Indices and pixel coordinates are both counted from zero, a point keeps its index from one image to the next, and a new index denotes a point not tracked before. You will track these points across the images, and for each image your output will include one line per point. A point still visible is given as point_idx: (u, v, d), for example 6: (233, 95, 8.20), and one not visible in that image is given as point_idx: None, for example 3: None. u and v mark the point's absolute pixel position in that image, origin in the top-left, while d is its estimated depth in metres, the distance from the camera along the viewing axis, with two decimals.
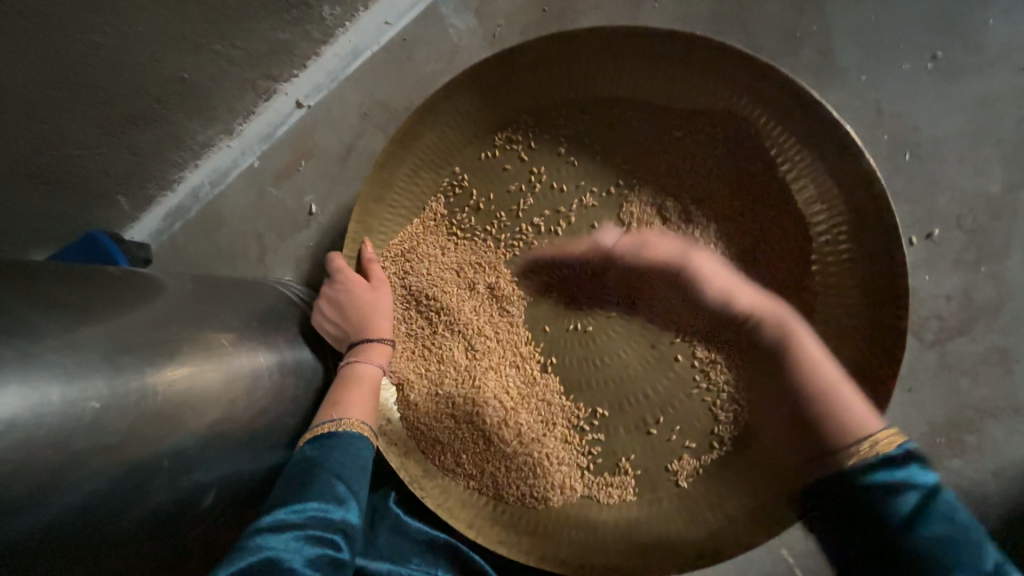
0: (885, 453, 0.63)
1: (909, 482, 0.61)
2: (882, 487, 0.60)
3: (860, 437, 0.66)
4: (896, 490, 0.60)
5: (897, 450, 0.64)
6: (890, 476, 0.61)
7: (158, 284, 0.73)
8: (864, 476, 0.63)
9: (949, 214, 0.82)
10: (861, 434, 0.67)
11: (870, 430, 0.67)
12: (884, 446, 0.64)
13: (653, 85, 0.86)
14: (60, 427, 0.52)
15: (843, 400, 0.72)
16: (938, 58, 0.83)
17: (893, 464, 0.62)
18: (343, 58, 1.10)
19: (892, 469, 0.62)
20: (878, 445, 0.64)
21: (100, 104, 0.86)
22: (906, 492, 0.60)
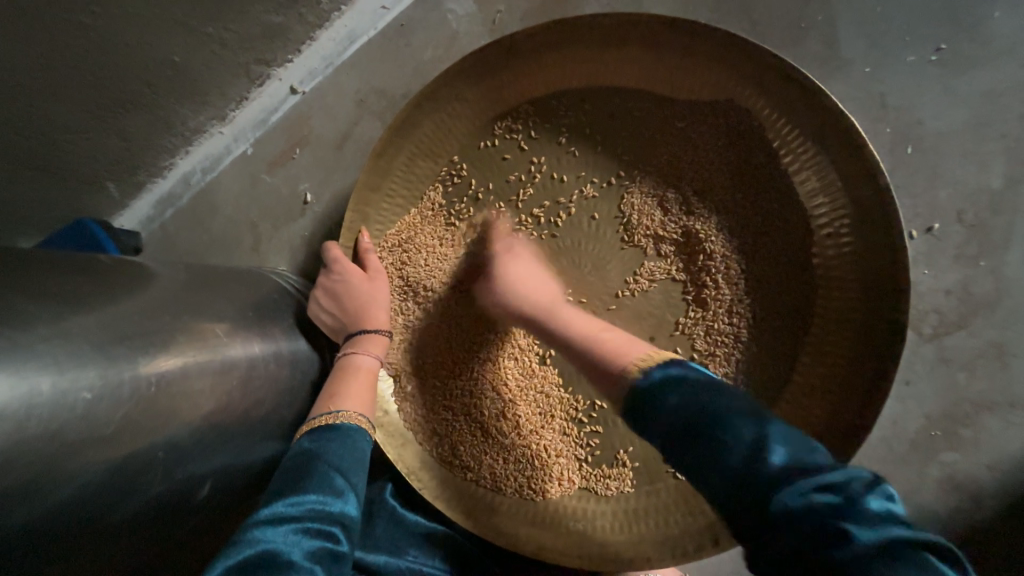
0: (663, 366, 0.59)
1: (687, 397, 0.54)
2: (696, 401, 0.53)
3: (627, 364, 0.62)
4: (703, 402, 0.53)
5: (658, 369, 0.59)
6: (694, 385, 0.55)
7: (150, 273, 0.71)
8: (665, 400, 0.55)
9: (951, 209, 0.82)
10: (622, 363, 0.63)
11: (632, 358, 0.63)
12: (641, 367, 0.60)
13: (656, 74, 0.85)
14: (51, 418, 0.50)
15: (612, 346, 0.68)
16: (943, 50, 0.82)
17: (679, 372, 0.58)
18: (339, 44, 1.07)
19: (675, 383, 0.56)
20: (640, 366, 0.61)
21: (88, 87, 0.84)
22: (724, 409, 0.52)
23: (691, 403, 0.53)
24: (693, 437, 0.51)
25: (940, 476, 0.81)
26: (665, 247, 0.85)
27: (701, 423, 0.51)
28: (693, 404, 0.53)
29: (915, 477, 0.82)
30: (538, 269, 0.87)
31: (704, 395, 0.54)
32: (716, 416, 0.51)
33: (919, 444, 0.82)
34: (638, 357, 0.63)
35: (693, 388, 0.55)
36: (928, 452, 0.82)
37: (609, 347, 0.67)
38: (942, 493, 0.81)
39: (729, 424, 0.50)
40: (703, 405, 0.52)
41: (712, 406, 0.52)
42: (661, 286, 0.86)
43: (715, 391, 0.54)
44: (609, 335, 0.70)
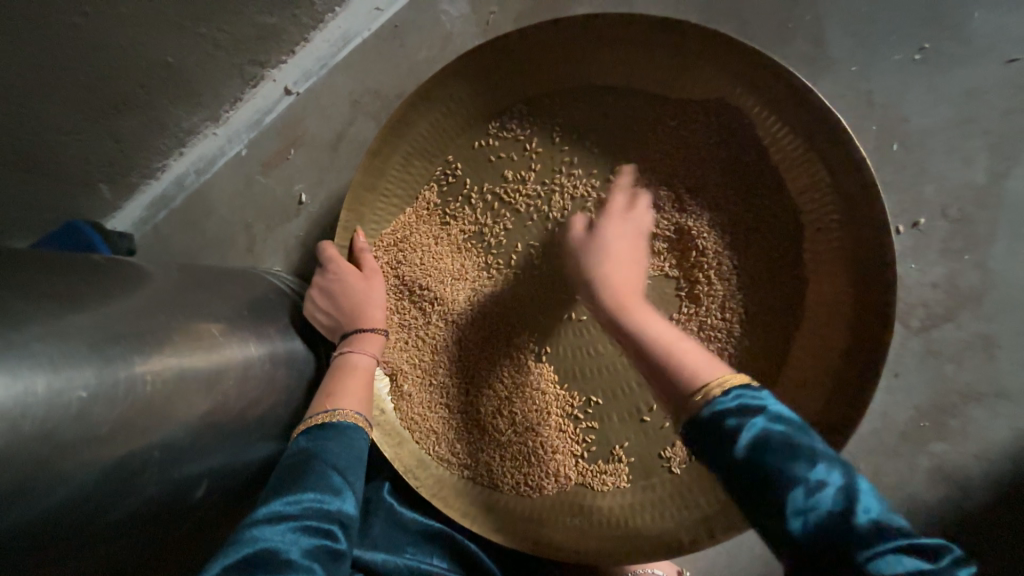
0: (738, 396, 0.55)
1: (757, 431, 0.52)
2: (761, 433, 0.52)
3: (700, 387, 0.58)
4: (768, 436, 0.52)
5: (730, 398, 0.55)
6: (758, 411, 0.54)
7: (145, 274, 0.71)
8: (730, 430, 0.53)
9: (937, 204, 0.83)
10: (699, 382, 0.59)
11: (709, 378, 0.58)
12: (717, 393, 0.56)
13: (648, 73, 0.86)
14: (46, 418, 0.50)
15: (689, 360, 0.62)
16: (927, 49, 0.84)
17: (756, 404, 0.54)
18: (333, 45, 1.08)
19: (743, 412, 0.54)
20: (710, 394, 0.57)
21: (80, 88, 0.83)
22: (786, 443, 0.51)
23: (755, 435, 0.52)
24: (752, 472, 0.51)
25: (929, 466, 0.83)
26: (658, 244, 0.86)
27: (762, 455, 0.51)
28: (760, 438, 0.51)
29: (905, 468, 0.83)
30: (618, 253, 0.79)
31: (771, 431, 0.52)
32: (777, 448, 0.51)
33: (908, 436, 0.83)
34: (716, 378, 0.58)
35: (766, 428, 0.52)
36: (917, 444, 0.83)
37: (686, 362, 0.61)
38: (932, 483, 0.83)
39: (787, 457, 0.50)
40: (767, 437, 0.52)
41: (779, 445, 0.51)
42: (655, 282, 0.87)
43: (780, 421, 0.53)
44: (683, 346, 0.64)
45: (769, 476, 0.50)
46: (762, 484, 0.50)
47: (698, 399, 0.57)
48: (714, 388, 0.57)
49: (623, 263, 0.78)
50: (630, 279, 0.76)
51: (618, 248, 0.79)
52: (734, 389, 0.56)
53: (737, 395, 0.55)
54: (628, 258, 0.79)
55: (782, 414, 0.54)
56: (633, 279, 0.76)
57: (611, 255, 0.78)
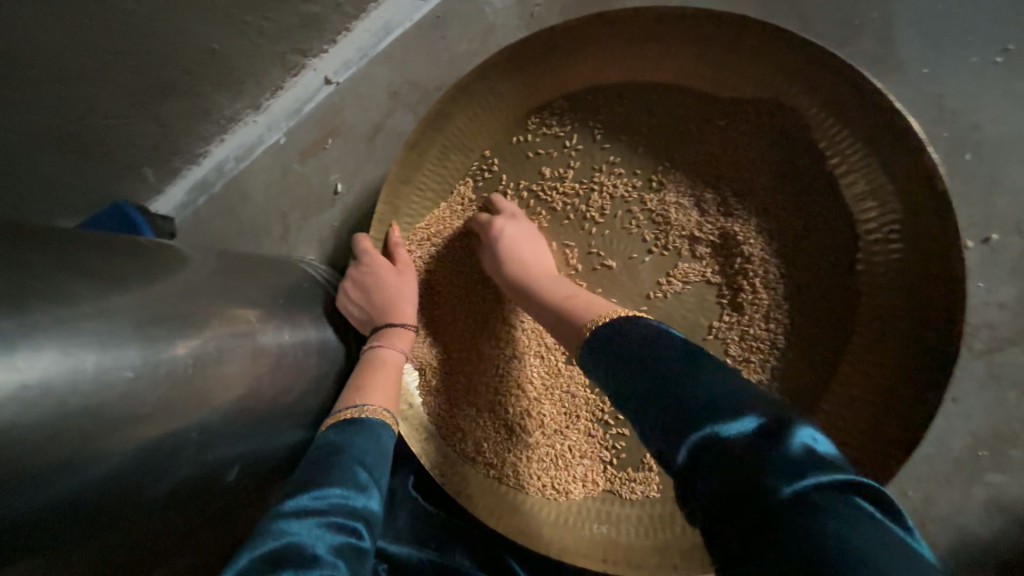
0: (622, 320, 0.61)
1: (677, 368, 0.51)
2: (724, 424, 0.46)
3: (590, 319, 0.64)
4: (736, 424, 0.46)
5: (624, 320, 0.61)
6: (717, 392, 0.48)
7: (185, 258, 0.72)
8: (692, 429, 0.47)
9: (1009, 219, 0.78)
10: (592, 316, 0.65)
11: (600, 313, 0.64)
12: (597, 325, 0.62)
13: (699, 70, 0.83)
14: (95, 394, 0.51)
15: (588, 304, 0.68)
16: (1008, 52, 0.79)
17: (655, 326, 0.58)
18: (374, 35, 1.07)
19: (694, 385, 0.49)
20: (598, 322, 0.63)
21: (130, 72, 0.85)
22: (747, 425, 0.45)
23: (721, 426, 0.46)
24: (661, 400, 0.50)
25: (984, 497, 0.78)
26: (700, 249, 0.83)
27: (730, 451, 0.44)
28: (724, 429, 0.46)
29: (958, 498, 0.79)
30: (523, 235, 0.84)
31: (684, 360, 0.52)
32: (745, 440, 0.45)
33: (964, 464, 0.79)
34: (599, 315, 0.64)
35: (675, 352, 0.53)
36: (973, 473, 0.79)
37: (580, 305, 0.68)
38: (987, 516, 0.78)
39: (750, 442, 0.44)
40: (730, 427, 0.46)
41: (677, 361, 0.52)
42: (694, 288, 0.84)
43: (736, 399, 0.48)
44: (581, 295, 0.71)
45: (743, 473, 0.43)
46: (739, 484, 0.43)
47: (584, 329, 0.64)
48: (597, 320, 0.63)
49: (529, 245, 0.84)
50: (533, 257, 0.82)
51: (522, 231, 0.85)
52: (636, 317, 0.60)
53: (631, 319, 0.60)
54: (532, 242, 0.85)
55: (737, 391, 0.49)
56: (539, 258, 0.83)
57: (515, 237, 0.84)
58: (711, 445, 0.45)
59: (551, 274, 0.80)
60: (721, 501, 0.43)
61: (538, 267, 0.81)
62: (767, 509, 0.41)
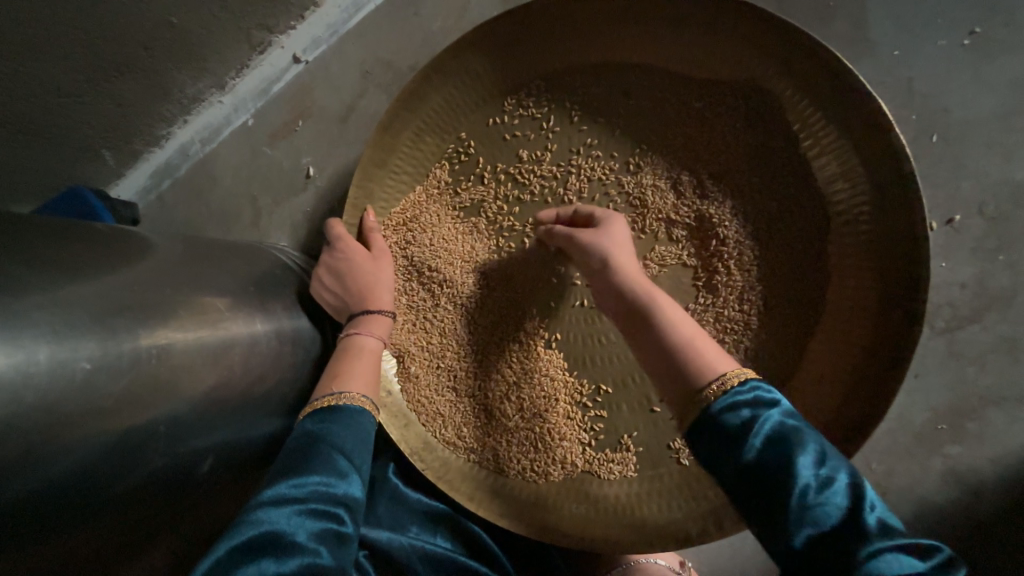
0: (745, 391, 0.54)
1: (794, 457, 0.48)
2: (880, 534, 0.45)
3: (711, 379, 0.56)
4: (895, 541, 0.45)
5: (747, 389, 0.54)
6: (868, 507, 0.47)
7: (148, 245, 0.69)
8: (856, 537, 0.45)
9: (972, 201, 0.81)
10: (714, 374, 0.57)
11: (720, 372, 0.57)
12: (731, 384, 0.54)
13: (676, 51, 0.82)
14: (50, 387, 0.49)
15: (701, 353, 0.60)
16: (975, 34, 0.81)
17: (767, 405, 0.53)
18: (344, 11, 1.04)
19: (821, 478, 0.48)
20: (724, 386, 0.55)
21: (81, 48, 0.80)
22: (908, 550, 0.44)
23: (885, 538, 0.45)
24: (777, 488, 0.48)
25: (942, 468, 0.83)
26: (676, 232, 0.84)
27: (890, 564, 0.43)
28: (883, 540, 0.44)
29: (918, 470, 0.84)
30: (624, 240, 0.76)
31: (805, 449, 0.49)
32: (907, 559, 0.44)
33: (923, 437, 0.83)
34: (718, 375, 0.56)
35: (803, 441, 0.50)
36: (932, 445, 0.83)
37: (694, 353, 0.59)
38: (943, 485, 0.83)
39: (909, 565, 0.44)
40: (889, 540, 0.45)
41: (793, 448, 0.49)
42: (671, 271, 0.84)
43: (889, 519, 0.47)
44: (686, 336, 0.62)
45: None
46: None
47: (704, 392, 0.55)
48: (718, 386, 0.55)
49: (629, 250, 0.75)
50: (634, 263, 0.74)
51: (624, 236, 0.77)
52: (751, 385, 0.54)
53: (754, 388, 0.54)
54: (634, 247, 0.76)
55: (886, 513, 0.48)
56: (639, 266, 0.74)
57: (617, 240, 0.75)
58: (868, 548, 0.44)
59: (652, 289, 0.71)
60: None
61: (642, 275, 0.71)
62: None
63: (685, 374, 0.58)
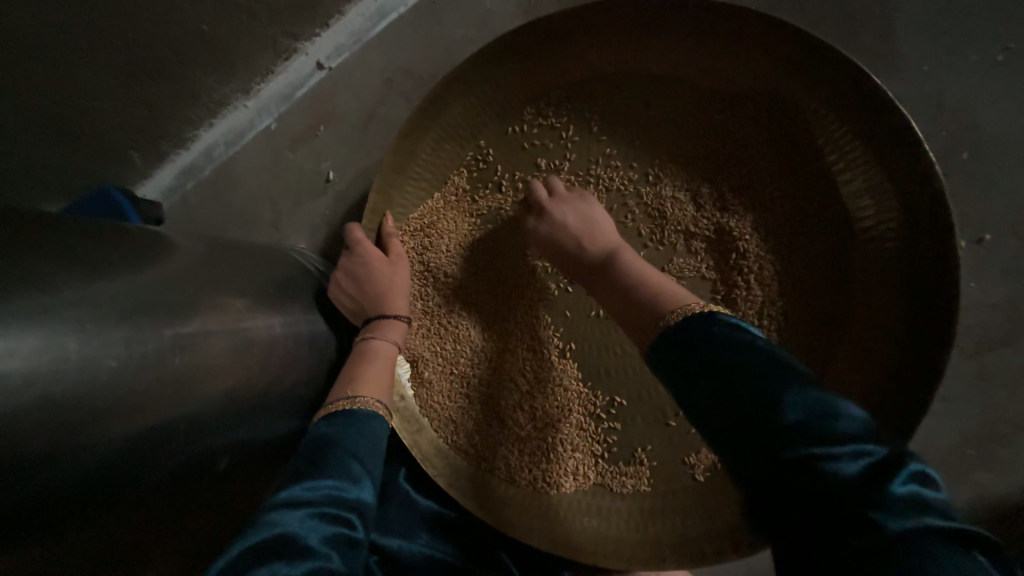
0: (702, 314, 0.56)
1: (773, 398, 0.46)
2: (821, 446, 0.43)
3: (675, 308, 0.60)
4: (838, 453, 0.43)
5: (715, 317, 0.56)
6: (811, 412, 0.45)
7: (172, 246, 0.70)
8: (785, 444, 0.44)
9: (1004, 220, 0.80)
10: (676, 306, 0.60)
11: (683, 304, 0.60)
12: (693, 312, 0.57)
13: (699, 62, 0.82)
14: (80, 384, 0.50)
15: (666, 293, 0.64)
16: (1009, 51, 0.79)
17: (743, 332, 0.53)
18: (368, 19, 1.05)
19: (781, 404, 0.46)
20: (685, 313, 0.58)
21: (115, 52, 0.82)
22: (853, 455, 0.43)
23: (823, 448, 0.43)
24: (751, 426, 0.47)
25: (970, 494, 0.81)
26: (695, 244, 0.83)
27: (827, 477, 0.42)
28: (840, 452, 0.43)
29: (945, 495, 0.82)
30: (570, 221, 0.81)
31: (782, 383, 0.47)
32: (847, 465, 0.42)
33: (951, 462, 0.81)
34: (681, 306, 0.60)
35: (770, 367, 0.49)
36: (960, 470, 0.81)
37: (661, 293, 0.64)
38: (970, 511, 0.81)
39: (852, 473, 0.42)
40: (830, 451, 0.43)
41: (773, 388, 0.47)
42: (689, 283, 0.83)
43: (843, 427, 0.44)
44: (656, 282, 0.67)
45: (836, 497, 0.42)
46: (824, 504, 0.42)
47: (666, 319, 0.59)
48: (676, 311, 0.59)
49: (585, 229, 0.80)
50: (582, 247, 0.78)
51: (566, 219, 0.81)
52: (715, 313, 0.56)
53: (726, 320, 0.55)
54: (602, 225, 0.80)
55: (834, 412, 0.45)
56: (597, 241, 0.78)
57: (576, 213, 0.81)
58: (809, 466, 0.43)
59: (611, 245, 0.77)
60: (796, 512, 0.43)
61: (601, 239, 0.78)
62: (841, 531, 0.41)
63: (653, 309, 0.62)
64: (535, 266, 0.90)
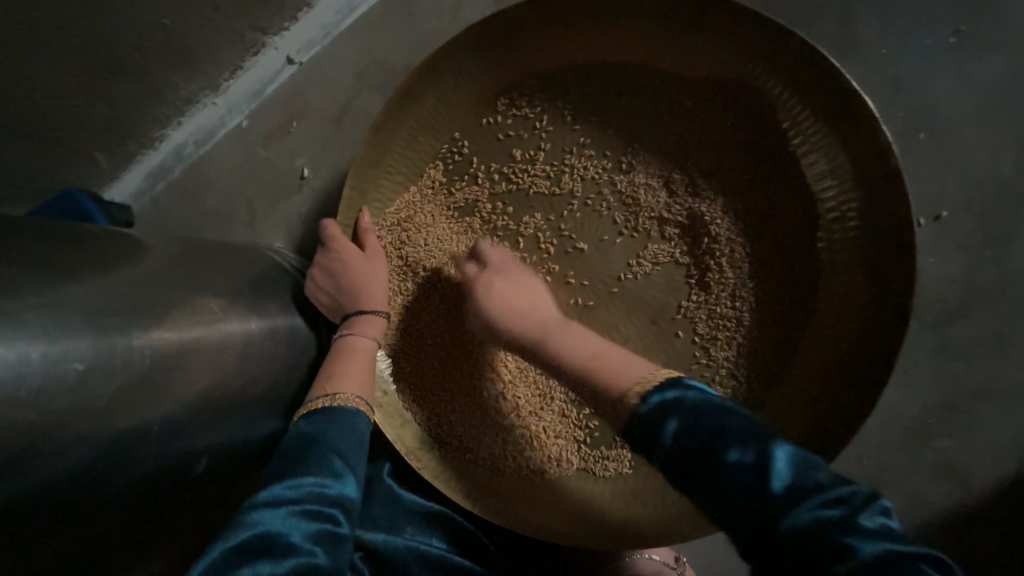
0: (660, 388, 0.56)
1: (669, 423, 0.53)
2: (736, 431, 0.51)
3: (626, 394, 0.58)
4: (727, 459, 0.49)
5: (665, 391, 0.56)
6: (682, 416, 0.53)
7: (141, 247, 0.69)
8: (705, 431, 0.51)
9: (959, 197, 0.83)
10: (622, 390, 0.59)
11: (627, 383, 0.59)
12: (638, 396, 0.57)
13: (666, 50, 0.83)
14: (44, 389, 0.49)
15: (622, 369, 0.62)
16: (961, 33, 0.82)
17: (674, 400, 0.55)
18: (338, 12, 1.04)
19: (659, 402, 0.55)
20: (644, 387, 0.58)
21: (72, 49, 0.80)
22: (739, 466, 0.49)
23: (690, 418, 0.53)
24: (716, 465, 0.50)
25: (933, 462, 0.85)
26: (668, 230, 0.85)
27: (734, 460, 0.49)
28: (677, 410, 0.54)
29: (911, 463, 0.86)
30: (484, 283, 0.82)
31: (671, 418, 0.53)
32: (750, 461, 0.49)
33: (914, 431, 0.85)
34: (638, 381, 0.59)
35: (644, 398, 0.56)
36: (923, 439, 0.85)
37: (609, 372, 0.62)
38: (934, 479, 0.85)
39: (732, 451, 0.50)
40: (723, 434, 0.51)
41: (690, 438, 0.52)
42: (663, 269, 0.85)
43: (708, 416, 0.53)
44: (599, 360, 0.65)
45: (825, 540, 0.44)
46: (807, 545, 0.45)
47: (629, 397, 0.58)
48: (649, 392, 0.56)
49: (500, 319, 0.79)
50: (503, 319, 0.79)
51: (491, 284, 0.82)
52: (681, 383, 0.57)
53: (659, 396, 0.56)
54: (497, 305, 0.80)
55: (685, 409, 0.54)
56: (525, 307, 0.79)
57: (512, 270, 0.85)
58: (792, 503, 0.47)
59: (559, 321, 0.76)
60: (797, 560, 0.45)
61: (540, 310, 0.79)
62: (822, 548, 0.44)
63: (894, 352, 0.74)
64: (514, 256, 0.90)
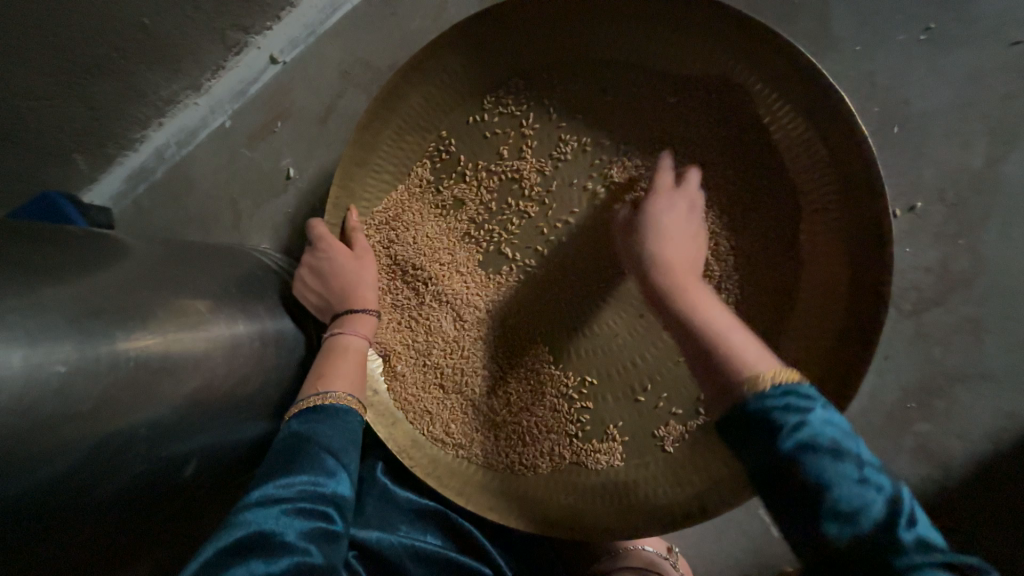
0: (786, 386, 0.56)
1: (795, 424, 0.54)
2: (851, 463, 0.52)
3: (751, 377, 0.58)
4: (845, 481, 0.51)
5: (779, 390, 0.56)
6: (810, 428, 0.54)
7: (125, 249, 0.68)
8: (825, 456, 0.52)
9: (933, 188, 0.86)
10: (752, 372, 0.59)
11: (760, 368, 0.59)
12: (767, 383, 0.57)
13: (649, 47, 0.84)
14: (25, 393, 0.48)
15: (741, 352, 0.62)
16: (931, 29, 0.85)
17: (798, 408, 0.55)
18: (322, 11, 1.03)
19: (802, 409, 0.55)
20: (758, 385, 0.57)
21: (49, 50, 0.79)
22: (868, 493, 0.51)
23: (815, 438, 0.53)
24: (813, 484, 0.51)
25: (913, 445, 0.87)
26: None
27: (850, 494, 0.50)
28: (806, 429, 0.53)
29: (893, 447, 0.88)
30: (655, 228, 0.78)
31: (797, 418, 0.54)
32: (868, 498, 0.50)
33: (895, 416, 0.88)
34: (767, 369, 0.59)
35: (781, 386, 0.56)
36: (903, 424, 0.88)
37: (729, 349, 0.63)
38: (915, 462, 0.87)
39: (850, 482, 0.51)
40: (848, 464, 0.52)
41: (810, 450, 0.52)
42: None
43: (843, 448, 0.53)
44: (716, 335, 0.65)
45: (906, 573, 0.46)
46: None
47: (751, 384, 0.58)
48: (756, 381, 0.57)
49: (652, 240, 0.77)
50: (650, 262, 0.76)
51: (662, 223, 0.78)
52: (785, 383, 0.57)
53: (785, 390, 0.56)
54: (663, 225, 0.78)
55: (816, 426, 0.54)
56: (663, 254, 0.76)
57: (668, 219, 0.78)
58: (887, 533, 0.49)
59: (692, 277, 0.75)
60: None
61: (680, 263, 0.76)
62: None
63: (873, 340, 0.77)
64: (503, 254, 0.91)
